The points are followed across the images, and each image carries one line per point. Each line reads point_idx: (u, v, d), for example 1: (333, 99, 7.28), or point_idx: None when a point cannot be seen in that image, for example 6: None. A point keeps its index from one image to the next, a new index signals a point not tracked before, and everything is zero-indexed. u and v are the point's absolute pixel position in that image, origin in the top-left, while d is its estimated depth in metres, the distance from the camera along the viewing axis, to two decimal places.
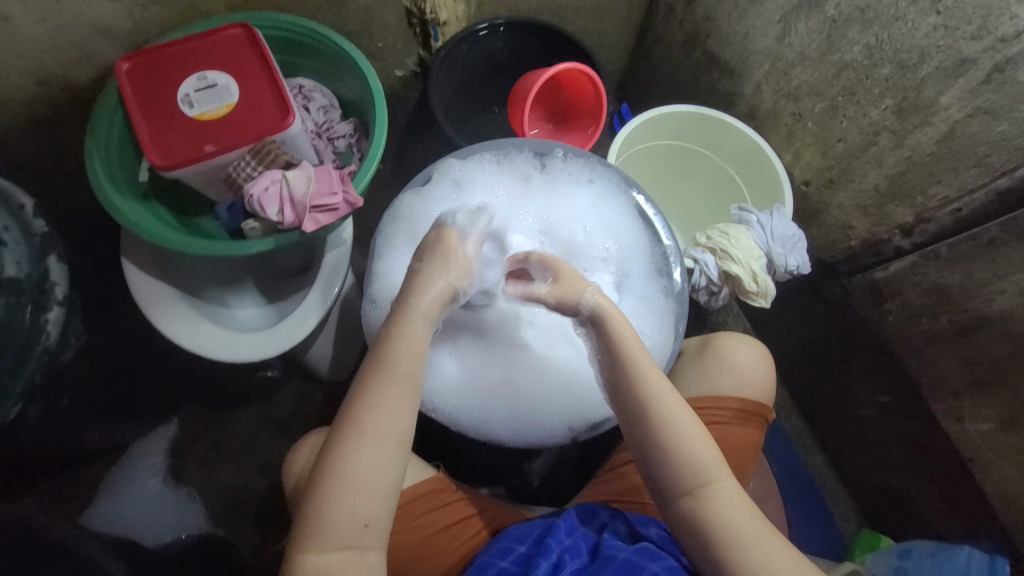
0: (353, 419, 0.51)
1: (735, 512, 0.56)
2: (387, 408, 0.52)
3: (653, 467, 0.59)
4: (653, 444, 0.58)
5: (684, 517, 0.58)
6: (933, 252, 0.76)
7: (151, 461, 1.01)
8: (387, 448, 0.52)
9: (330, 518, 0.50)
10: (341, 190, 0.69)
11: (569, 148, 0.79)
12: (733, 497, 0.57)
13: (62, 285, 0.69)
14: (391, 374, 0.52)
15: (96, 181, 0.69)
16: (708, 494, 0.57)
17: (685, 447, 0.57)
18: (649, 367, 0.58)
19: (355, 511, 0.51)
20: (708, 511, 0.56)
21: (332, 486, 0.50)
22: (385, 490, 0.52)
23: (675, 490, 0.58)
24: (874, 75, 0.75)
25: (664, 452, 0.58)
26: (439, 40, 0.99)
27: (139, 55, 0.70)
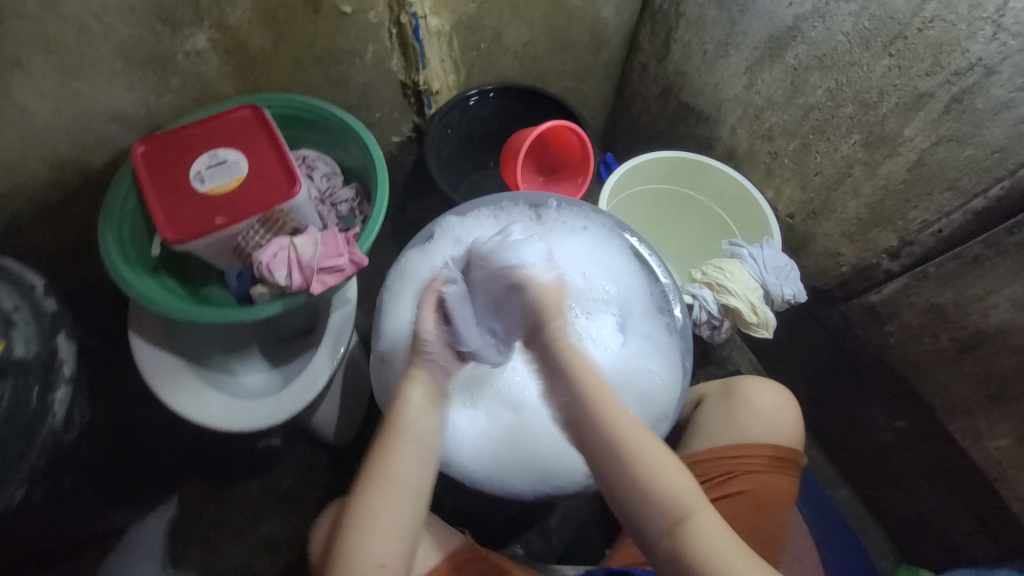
0: (376, 466, 0.56)
1: (720, 544, 0.54)
2: (403, 462, 0.56)
3: (633, 510, 0.56)
4: (627, 485, 0.55)
5: (673, 558, 0.55)
6: (923, 273, 0.78)
7: (149, 545, 0.95)
8: (404, 498, 0.56)
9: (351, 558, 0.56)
10: (347, 252, 0.71)
11: (562, 199, 0.83)
12: (716, 529, 0.55)
13: (70, 362, 0.70)
14: (409, 426, 0.57)
15: (108, 257, 0.71)
16: (689, 529, 0.54)
17: (659, 482, 0.55)
18: (612, 404, 0.55)
19: (372, 552, 0.56)
20: (694, 547, 0.54)
21: (355, 529, 0.56)
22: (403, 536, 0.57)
23: (657, 530, 0.55)
24: (839, 114, 0.81)
25: (640, 491, 0.55)
26: (432, 107, 1.08)
27: (156, 139, 0.75)
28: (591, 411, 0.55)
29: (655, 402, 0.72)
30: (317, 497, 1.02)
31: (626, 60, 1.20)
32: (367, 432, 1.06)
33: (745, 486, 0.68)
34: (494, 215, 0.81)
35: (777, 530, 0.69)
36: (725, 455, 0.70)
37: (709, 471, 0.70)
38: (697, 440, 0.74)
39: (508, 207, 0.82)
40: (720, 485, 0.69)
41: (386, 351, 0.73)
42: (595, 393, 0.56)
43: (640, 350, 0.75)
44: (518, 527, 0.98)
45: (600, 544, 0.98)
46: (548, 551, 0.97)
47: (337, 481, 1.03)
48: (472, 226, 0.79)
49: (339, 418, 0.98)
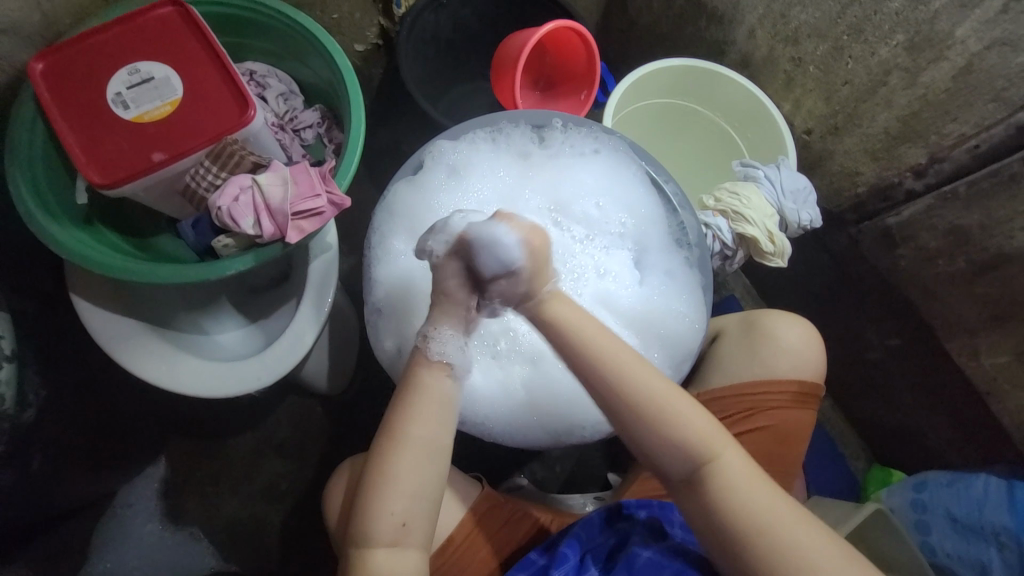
0: (396, 429, 0.52)
1: (749, 495, 0.53)
2: (422, 418, 0.52)
3: (657, 459, 0.54)
4: (648, 434, 0.53)
5: (699, 501, 0.54)
6: (950, 193, 0.73)
7: (144, 506, 0.94)
8: (421, 456, 0.51)
9: (369, 520, 0.51)
10: (325, 191, 0.60)
11: (568, 117, 0.72)
12: (742, 472, 0.54)
13: (8, 337, 0.59)
14: (424, 390, 0.53)
15: (23, 209, 0.58)
16: (713, 473, 0.53)
17: (673, 426, 0.53)
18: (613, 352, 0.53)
19: (393, 514, 0.51)
20: (723, 496, 0.53)
21: (371, 497, 0.51)
22: (421, 500, 0.51)
23: (679, 476, 0.55)
24: (883, 10, 0.71)
25: (662, 438, 0.53)
26: (401, 6, 0.90)
27: (55, 50, 0.58)
28: (601, 362, 0.53)
29: (677, 339, 0.68)
30: (314, 449, 0.98)
31: None
32: (360, 379, 1.01)
33: (768, 421, 0.68)
34: (492, 138, 0.71)
35: (791, 460, 0.72)
36: (750, 393, 0.69)
37: (732, 407, 0.69)
38: (717, 376, 0.72)
39: (506, 129, 0.72)
40: (743, 421, 0.69)
41: (382, 301, 0.64)
42: (603, 346, 0.53)
43: (661, 286, 0.70)
44: (523, 461, 0.99)
45: (603, 470, 1.00)
46: (554, 480, 0.99)
47: (335, 431, 0.99)
48: (468, 153, 0.69)
49: (329, 370, 0.92)
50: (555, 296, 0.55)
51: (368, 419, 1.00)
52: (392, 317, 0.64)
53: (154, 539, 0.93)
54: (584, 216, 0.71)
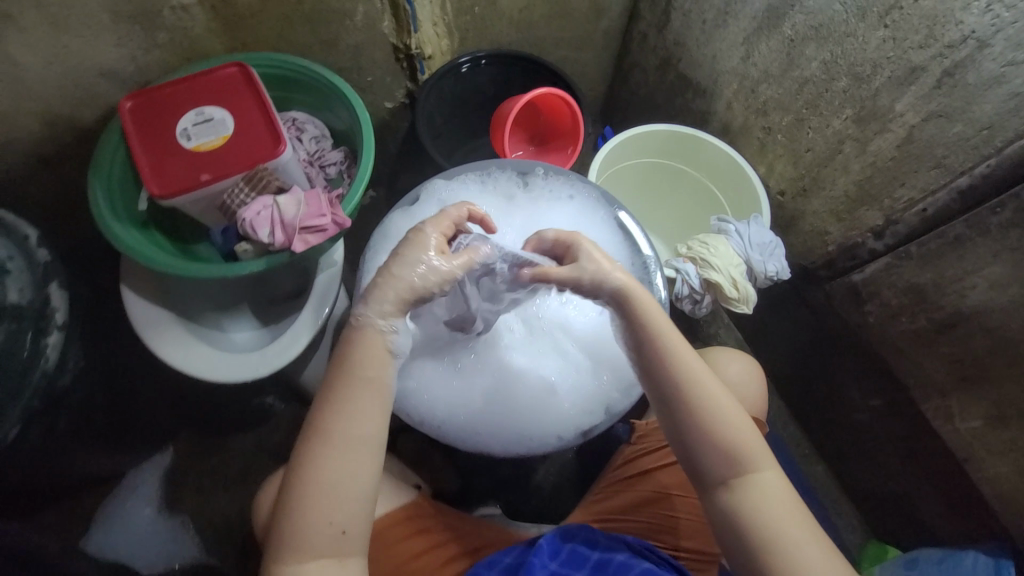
0: (323, 431, 0.54)
1: (773, 505, 0.57)
2: (352, 419, 0.55)
3: (699, 457, 0.59)
4: (698, 430, 0.58)
5: (731, 506, 0.58)
6: (905, 253, 0.78)
7: (145, 490, 1.02)
8: (350, 455, 0.54)
9: (307, 526, 0.53)
10: (330, 212, 0.72)
11: (549, 167, 0.84)
12: (774, 494, 0.57)
13: (62, 310, 0.71)
14: (355, 386, 0.55)
15: (96, 209, 0.73)
16: (748, 484, 0.58)
17: (723, 428, 0.58)
18: (678, 345, 0.60)
19: (333, 518, 0.54)
20: (749, 501, 0.57)
21: (301, 498, 0.53)
22: (351, 499, 0.54)
23: (717, 479, 0.58)
24: (833, 88, 0.79)
25: (710, 436, 0.58)
26: (425, 72, 1.07)
27: (145, 95, 0.76)
28: (665, 347, 0.60)
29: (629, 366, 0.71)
30: None
31: (626, 30, 1.18)
32: None
33: None
34: (481, 180, 0.83)
35: None
36: None
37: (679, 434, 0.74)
38: None
39: (495, 174, 0.83)
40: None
41: None
42: (668, 335, 0.60)
43: None
44: (498, 489, 1.02)
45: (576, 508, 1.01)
46: (525, 512, 1.01)
47: None
48: (458, 190, 0.81)
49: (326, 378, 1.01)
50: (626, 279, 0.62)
51: None
52: None
53: (147, 525, 1.00)
54: None
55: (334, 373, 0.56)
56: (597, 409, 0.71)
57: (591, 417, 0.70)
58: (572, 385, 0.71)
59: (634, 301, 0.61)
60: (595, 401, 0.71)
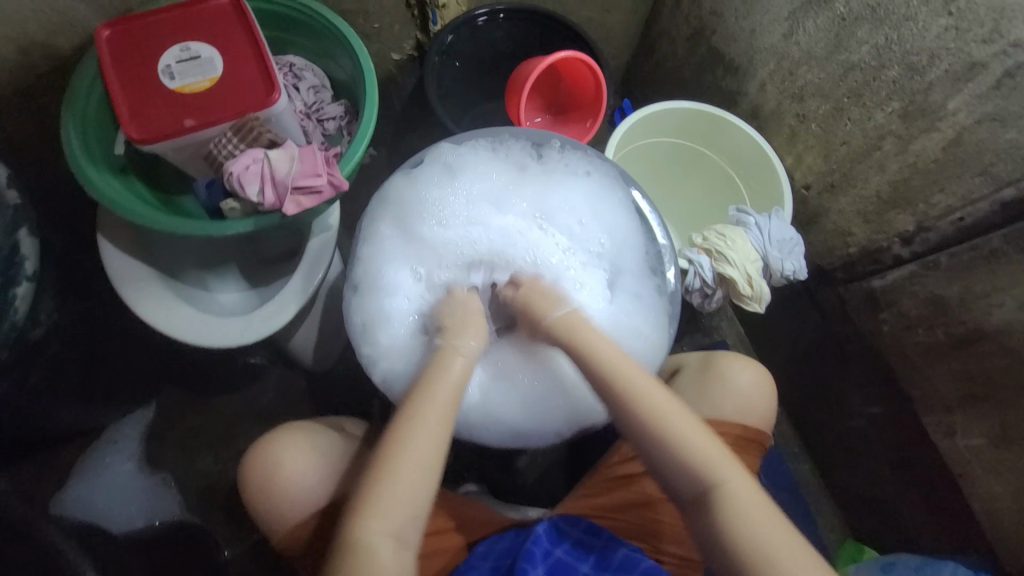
0: (412, 411, 0.57)
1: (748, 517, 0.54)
2: (440, 404, 0.58)
3: (664, 476, 0.58)
4: (654, 450, 0.58)
5: (705, 522, 0.56)
6: (934, 262, 0.74)
7: (127, 446, 0.99)
8: (435, 442, 0.56)
9: (379, 497, 0.53)
10: (325, 172, 0.66)
11: (566, 139, 0.77)
12: (748, 502, 0.55)
13: (32, 259, 0.66)
14: (447, 375, 0.59)
15: (70, 151, 0.67)
16: (720, 497, 0.55)
17: (682, 443, 0.57)
18: (624, 366, 0.60)
19: (404, 496, 0.54)
20: (722, 513, 0.54)
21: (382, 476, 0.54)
22: (422, 488, 0.54)
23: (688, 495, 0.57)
24: (881, 77, 0.73)
25: (669, 455, 0.57)
26: (437, 23, 0.97)
27: (122, 23, 0.67)
28: (603, 375, 0.60)
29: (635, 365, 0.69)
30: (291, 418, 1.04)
31: None
32: (346, 361, 1.07)
33: None
34: (492, 147, 0.76)
35: None
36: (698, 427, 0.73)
37: None
38: None
39: (507, 142, 0.77)
40: None
41: (360, 279, 0.70)
42: (609, 360, 0.61)
43: (629, 310, 0.73)
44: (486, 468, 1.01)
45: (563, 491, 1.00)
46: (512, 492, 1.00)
47: (316, 404, 1.05)
48: (466, 156, 0.75)
49: (317, 343, 0.98)
50: (566, 316, 0.64)
51: (348, 398, 1.06)
52: (367, 293, 0.69)
53: (128, 480, 0.98)
54: (566, 231, 0.74)
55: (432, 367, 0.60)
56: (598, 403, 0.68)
57: (593, 413, 0.68)
58: (573, 377, 0.68)
59: (570, 330, 0.63)
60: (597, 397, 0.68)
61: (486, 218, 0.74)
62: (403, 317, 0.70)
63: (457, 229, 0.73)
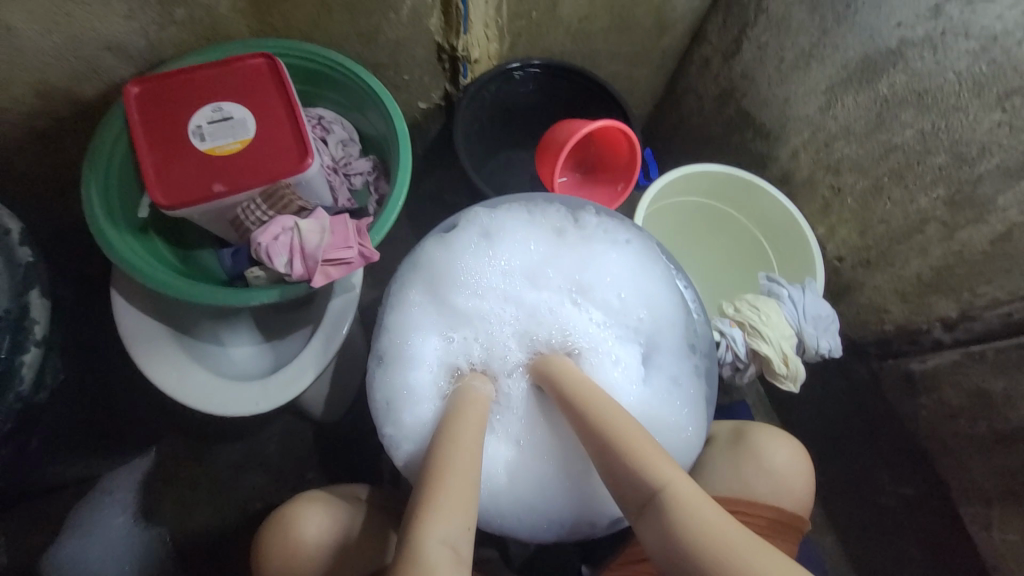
0: (447, 434, 0.55)
1: (678, 506, 0.44)
2: (474, 425, 0.57)
3: (615, 488, 0.49)
4: (598, 458, 0.52)
5: (659, 535, 0.44)
6: (979, 354, 0.72)
7: (121, 497, 0.95)
8: (477, 463, 0.52)
9: (433, 509, 0.45)
10: (356, 243, 0.63)
11: (603, 206, 0.75)
12: (699, 504, 0.44)
13: (43, 323, 0.63)
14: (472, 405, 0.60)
15: (92, 215, 0.64)
16: (666, 503, 0.45)
17: (615, 436, 0.51)
18: (580, 380, 0.59)
19: (460, 511, 0.46)
20: (667, 520, 0.44)
21: (438, 482, 0.47)
22: (472, 505, 0.47)
23: (637, 509, 0.47)
24: (926, 162, 0.72)
25: (611, 462, 0.50)
26: (467, 76, 0.96)
27: (153, 80, 0.65)
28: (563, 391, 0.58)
29: None
30: (294, 471, 1.00)
31: (687, 51, 1.07)
32: (354, 413, 1.03)
33: None
34: (528, 212, 0.73)
35: None
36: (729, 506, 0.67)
37: None
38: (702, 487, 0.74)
39: (542, 206, 0.74)
40: None
41: (386, 350, 0.67)
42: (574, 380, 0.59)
43: (665, 391, 0.70)
44: None
45: None
46: None
47: (320, 457, 1.01)
48: (502, 221, 0.72)
49: (327, 396, 0.94)
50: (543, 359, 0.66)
51: (353, 452, 1.01)
52: (395, 365, 0.66)
53: (122, 535, 0.93)
54: (603, 305, 0.72)
55: (451, 408, 0.59)
56: None
57: None
58: None
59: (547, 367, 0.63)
60: None
61: (521, 290, 0.71)
62: (428, 391, 0.66)
63: (493, 301, 0.70)
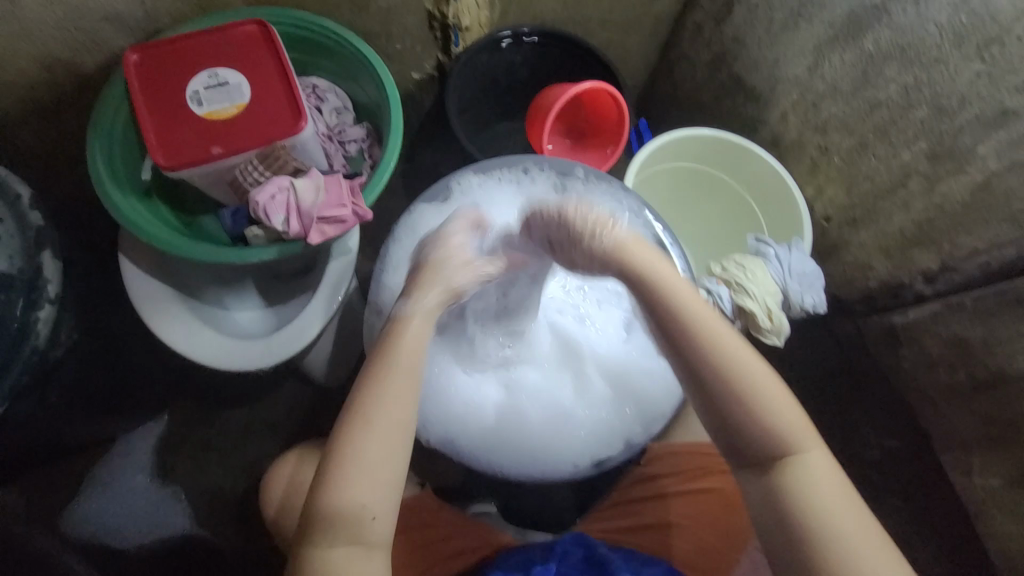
0: (364, 387, 0.52)
1: (825, 487, 0.53)
2: (396, 373, 0.53)
3: (738, 434, 0.55)
4: (730, 404, 0.54)
5: (773, 490, 0.54)
6: (957, 303, 0.74)
7: (138, 458, 0.99)
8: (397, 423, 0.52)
9: (332, 496, 0.49)
10: (350, 203, 0.66)
11: (590, 169, 0.77)
12: (824, 474, 0.53)
13: (55, 282, 0.67)
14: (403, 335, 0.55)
15: (97, 176, 0.67)
16: (793, 467, 0.53)
17: (755, 399, 0.53)
18: (695, 302, 0.55)
19: (358, 491, 0.49)
20: (804, 487, 0.52)
21: (339, 464, 0.49)
22: (385, 477, 0.50)
23: (754, 462, 0.55)
24: (909, 116, 0.74)
25: (747, 415, 0.54)
26: (459, 45, 0.96)
27: (152, 48, 0.68)
28: (679, 310, 0.55)
29: (658, 404, 0.68)
30: (299, 435, 1.04)
31: (679, 18, 1.07)
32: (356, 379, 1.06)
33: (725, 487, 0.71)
34: (516, 178, 0.76)
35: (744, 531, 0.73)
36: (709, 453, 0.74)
37: (693, 462, 0.75)
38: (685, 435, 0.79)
39: (531, 171, 0.77)
40: (691, 477, 0.74)
41: (383, 303, 0.71)
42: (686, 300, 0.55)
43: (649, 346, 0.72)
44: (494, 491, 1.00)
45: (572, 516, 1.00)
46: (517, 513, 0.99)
47: (323, 421, 1.05)
48: (492, 187, 0.75)
49: (328, 361, 0.98)
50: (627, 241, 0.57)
51: None
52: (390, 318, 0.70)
53: (141, 492, 0.98)
54: None
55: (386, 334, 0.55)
56: (617, 442, 0.68)
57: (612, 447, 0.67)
58: (590, 415, 0.68)
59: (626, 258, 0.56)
60: (615, 433, 0.67)
61: None
62: None
63: None
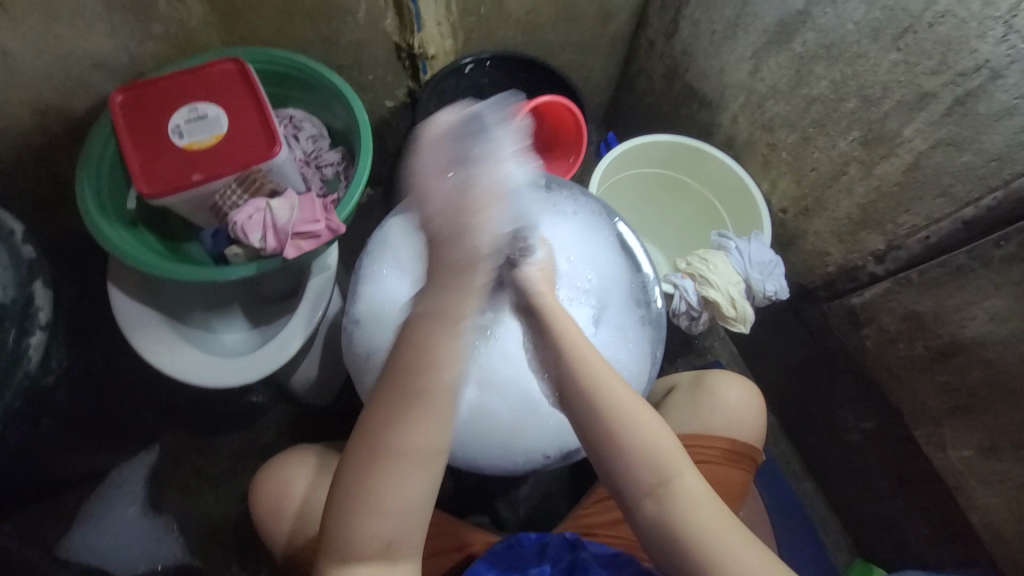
0: (375, 428, 0.46)
1: (697, 509, 0.53)
2: (412, 418, 0.46)
3: (612, 467, 0.55)
4: (602, 440, 0.54)
5: (656, 514, 0.54)
6: (906, 279, 0.78)
7: (131, 489, 1.01)
8: (412, 460, 0.47)
9: (355, 533, 0.47)
10: (323, 218, 0.71)
11: (553, 178, 0.81)
12: (699, 494, 0.54)
13: (46, 310, 0.70)
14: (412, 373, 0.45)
15: (85, 207, 0.71)
16: (667, 493, 0.53)
17: (630, 432, 0.54)
18: (579, 340, 0.55)
19: (378, 531, 0.47)
20: (672, 509, 0.53)
21: (357, 508, 0.46)
22: (406, 519, 0.48)
23: (644, 491, 0.54)
24: (841, 108, 0.79)
25: (621, 449, 0.54)
26: (428, 73, 1.04)
27: (134, 88, 0.73)
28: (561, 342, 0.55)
29: None
30: None
31: (633, 36, 1.15)
32: (346, 398, 1.08)
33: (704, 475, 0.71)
34: None
35: None
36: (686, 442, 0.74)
37: None
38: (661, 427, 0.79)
39: None
40: None
41: (361, 314, 0.74)
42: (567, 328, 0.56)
43: (614, 341, 0.74)
44: (487, 499, 1.01)
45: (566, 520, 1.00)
46: (512, 520, 1.00)
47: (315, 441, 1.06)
48: None
49: (317, 379, 1.00)
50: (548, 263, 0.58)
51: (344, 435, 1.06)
52: (367, 326, 0.72)
53: (134, 523, 0.99)
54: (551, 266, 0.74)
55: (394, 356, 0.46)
56: None
57: (579, 439, 0.70)
58: (557, 408, 0.69)
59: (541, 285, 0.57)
60: None
61: None
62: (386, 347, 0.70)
63: None
